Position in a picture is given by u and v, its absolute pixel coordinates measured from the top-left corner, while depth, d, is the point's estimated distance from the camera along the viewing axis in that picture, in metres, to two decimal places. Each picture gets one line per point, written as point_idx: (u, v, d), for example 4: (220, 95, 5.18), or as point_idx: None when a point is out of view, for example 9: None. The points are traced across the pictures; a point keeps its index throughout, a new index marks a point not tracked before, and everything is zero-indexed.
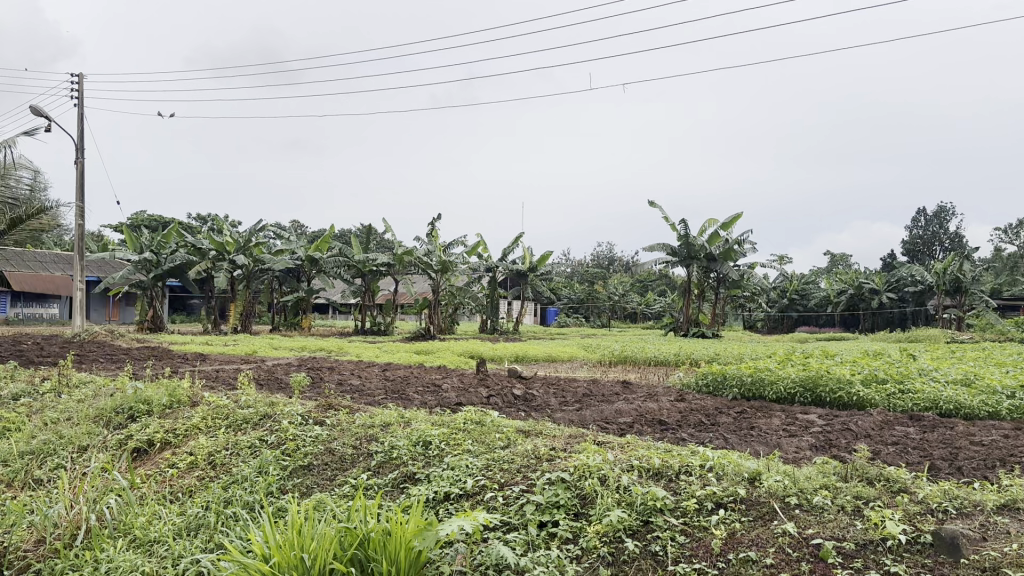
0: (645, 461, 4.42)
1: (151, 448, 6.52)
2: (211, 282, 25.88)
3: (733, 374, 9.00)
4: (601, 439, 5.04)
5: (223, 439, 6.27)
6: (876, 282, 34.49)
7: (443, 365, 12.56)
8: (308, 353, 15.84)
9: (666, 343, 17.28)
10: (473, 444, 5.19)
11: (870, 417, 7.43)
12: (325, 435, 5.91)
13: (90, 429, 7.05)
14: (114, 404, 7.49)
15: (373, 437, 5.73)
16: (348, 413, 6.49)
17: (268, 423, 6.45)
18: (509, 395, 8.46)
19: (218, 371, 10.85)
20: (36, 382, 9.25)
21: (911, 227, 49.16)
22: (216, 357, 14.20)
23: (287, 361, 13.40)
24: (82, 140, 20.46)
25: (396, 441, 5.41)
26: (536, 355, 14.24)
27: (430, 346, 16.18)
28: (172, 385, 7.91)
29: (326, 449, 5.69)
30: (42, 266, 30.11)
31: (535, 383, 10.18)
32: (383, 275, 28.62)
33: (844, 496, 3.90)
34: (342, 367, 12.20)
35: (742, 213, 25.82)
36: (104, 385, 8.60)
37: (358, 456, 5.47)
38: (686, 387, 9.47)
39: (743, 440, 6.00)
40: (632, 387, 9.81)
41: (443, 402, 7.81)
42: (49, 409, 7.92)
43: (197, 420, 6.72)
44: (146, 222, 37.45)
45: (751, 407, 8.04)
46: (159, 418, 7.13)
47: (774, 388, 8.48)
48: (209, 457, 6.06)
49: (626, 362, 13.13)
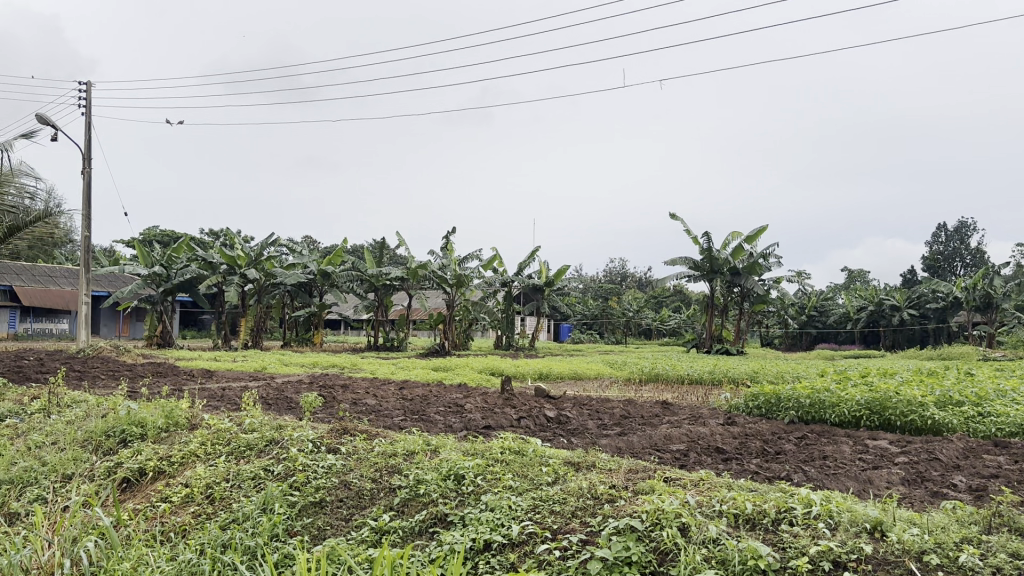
0: (736, 505, 3.61)
1: (142, 478, 5.74)
2: (222, 297, 25.20)
3: (787, 394, 8.15)
4: (670, 475, 4.20)
5: (223, 469, 5.47)
6: (897, 298, 33.47)
7: (464, 383, 11.71)
8: (320, 369, 15.07)
9: (692, 359, 16.39)
10: (515, 479, 4.37)
11: (952, 444, 6.59)
12: (339, 465, 5.11)
13: (76, 454, 6.28)
14: (105, 426, 6.71)
15: (396, 469, 4.92)
16: (365, 440, 5.66)
17: (274, 450, 5.66)
18: (541, 417, 7.64)
19: (224, 388, 10.07)
20: (25, 402, 8.48)
21: (931, 244, 48.21)
22: (223, 374, 13.44)
23: (298, 378, 12.63)
24: (89, 149, 19.87)
25: (423, 474, 4.60)
26: (560, 372, 13.40)
27: (448, 362, 15.34)
28: (169, 405, 7.11)
29: (341, 482, 4.88)
30: (51, 280, 29.49)
31: (565, 402, 9.33)
32: (396, 289, 27.81)
33: (998, 554, 3.08)
34: (358, 385, 11.38)
35: (767, 226, 24.95)
36: (97, 405, 7.82)
37: (378, 492, 4.66)
38: (735, 408, 8.61)
39: (826, 474, 5.17)
40: (673, 407, 8.98)
41: (471, 426, 6.98)
42: (35, 432, 7.13)
43: (196, 446, 5.94)
44: (157, 237, 36.91)
45: (813, 433, 7.25)
46: (154, 443, 6.33)
47: (837, 410, 7.64)
48: (206, 490, 5.26)
49: (657, 381, 12.24)
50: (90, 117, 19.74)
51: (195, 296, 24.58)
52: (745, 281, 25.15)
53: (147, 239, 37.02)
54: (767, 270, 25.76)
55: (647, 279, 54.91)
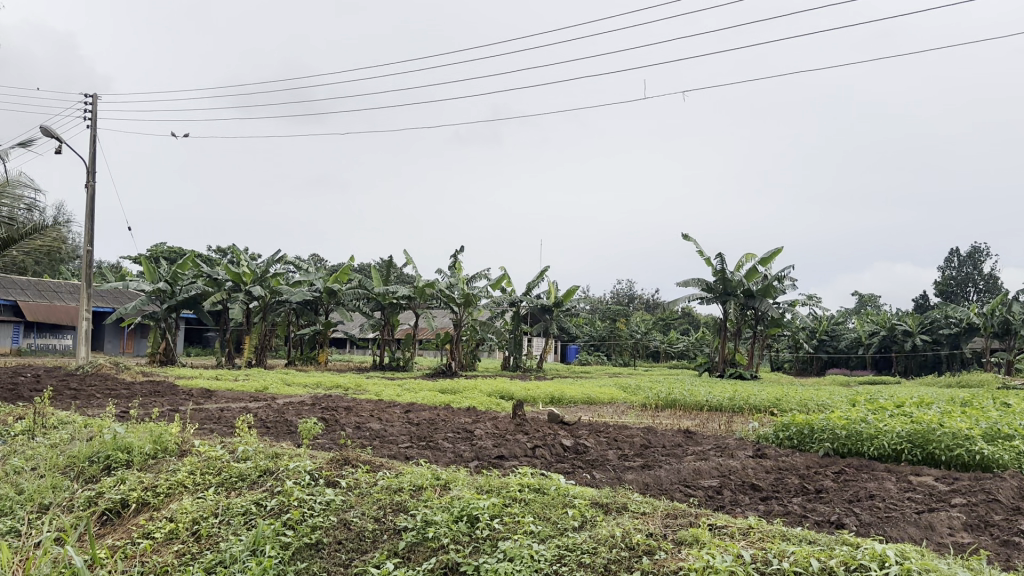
0: (798, 562, 3.11)
1: (124, 510, 5.23)
2: (226, 314, 24.76)
3: (822, 423, 7.60)
4: (716, 523, 3.68)
5: (212, 502, 4.97)
6: (909, 323, 32.84)
7: (472, 407, 11.15)
8: (324, 390, 14.56)
9: (707, 384, 15.81)
10: (536, 523, 3.84)
11: (1006, 482, 6.05)
12: (338, 501, 4.60)
13: (56, 481, 5.78)
14: (89, 451, 6.21)
15: (403, 507, 4.40)
16: (368, 472, 5.14)
17: (268, 482, 5.16)
18: (558, 446, 7.12)
19: (223, 410, 9.55)
20: (10, 422, 7.99)
21: (944, 268, 47.47)
22: (223, 394, 12.94)
23: (300, 399, 12.15)
24: (94, 162, 19.51)
25: (432, 514, 4.09)
26: (573, 396, 12.84)
27: (455, 385, 14.82)
28: (158, 429, 6.60)
29: (340, 521, 4.38)
30: (55, 295, 29.11)
31: (581, 430, 8.79)
32: (403, 308, 27.29)
33: None
34: (362, 408, 10.86)
35: (782, 248, 24.42)
36: (83, 428, 7.30)
37: (381, 534, 4.15)
38: (764, 439, 8.07)
39: (881, 518, 4.65)
40: (696, 436, 8.43)
41: (483, 456, 6.45)
42: (15, 455, 6.63)
43: (183, 475, 5.45)
44: (164, 253, 36.57)
45: (852, 468, 6.73)
46: (140, 471, 5.84)
47: (875, 444, 7.10)
48: (192, 526, 4.75)
49: (675, 407, 11.68)
50: (95, 130, 19.41)
51: (199, 313, 24.10)
52: (760, 304, 24.58)
53: (154, 256, 36.68)
54: (782, 294, 25.20)
55: (655, 301, 54.32)
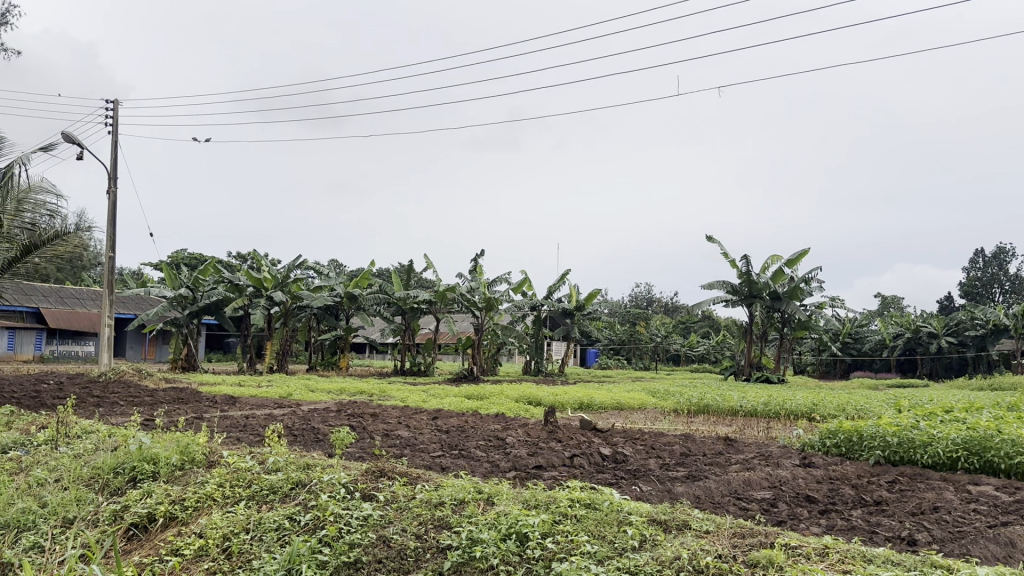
0: None
1: (152, 525, 5.01)
2: (247, 320, 24.64)
3: (871, 430, 7.27)
4: (791, 544, 3.42)
5: (244, 517, 4.74)
6: (935, 325, 32.29)
7: (500, 413, 10.88)
8: (348, 396, 14.41)
9: (736, 388, 15.46)
10: (592, 542, 3.58)
11: None
12: (376, 516, 4.35)
13: (80, 494, 5.57)
14: (114, 461, 6.01)
15: (445, 524, 4.15)
16: (405, 484, 4.90)
17: (301, 495, 4.93)
18: (595, 455, 6.85)
19: (249, 418, 9.34)
20: (32, 432, 7.83)
21: (968, 269, 46.73)
22: (247, 400, 12.74)
23: (326, 405, 11.98)
24: (116, 168, 19.46)
25: (479, 532, 3.83)
26: (602, 402, 12.54)
27: (480, 390, 14.60)
28: (183, 439, 6.38)
29: (379, 538, 4.14)
30: (77, 301, 29.16)
31: (615, 437, 8.51)
32: (424, 312, 27.06)
33: None
34: (388, 415, 10.65)
35: (809, 249, 24.01)
36: (107, 437, 7.11)
37: (424, 552, 3.91)
38: (809, 446, 7.76)
39: (956, 534, 4.34)
40: (737, 444, 8.15)
41: (519, 466, 6.20)
42: (39, 466, 6.44)
43: (212, 488, 5.22)
44: (185, 260, 36.64)
45: (906, 478, 6.42)
46: (166, 483, 5.62)
47: (930, 451, 6.77)
48: (223, 542, 4.51)
49: (708, 413, 11.35)
50: (116, 135, 19.34)
51: (221, 319, 24.01)
52: (786, 306, 24.20)
53: (175, 262, 36.73)
54: (810, 296, 24.79)
55: (675, 304, 53.96)
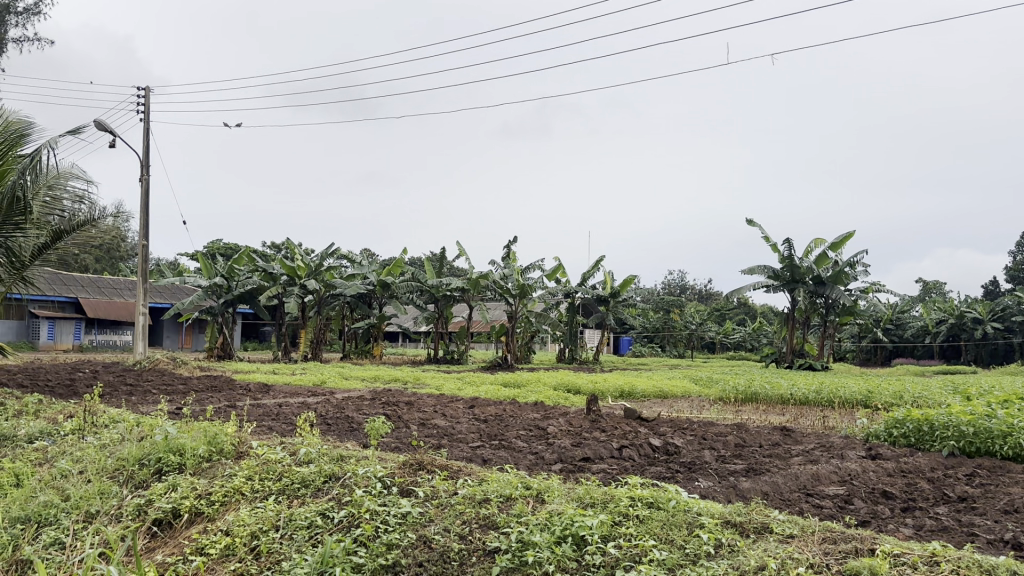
0: None
1: (176, 521, 4.68)
2: (281, 308, 24.47)
3: (944, 419, 6.73)
4: (898, 554, 2.97)
5: (273, 513, 4.39)
6: (980, 310, 31.23)
7: (539, 401, 10.48)
8: (383, 384, 14.11)
9: (782, 376, 14.87)
10: (660, 547, 3.18)
11: None
12: (416, 513, 3.98)
13: (103, 487, 5.28)
14: (139, 453, 5.72)
15: (491, 523, 3.76)
16: (446, 478, 4.52)
17: (334, 490, 4.58)
18: (646, 446, 6.43)
19: (281, 406, 9.04)
20: (59, 421, 7.59)
21: (1015, 254, 45.19)
22: (280, 388, 12.46)
23: (360, 393, 11.68)
24: (148, 156, 19.36)
25: (529, 534, 3.43)
26: (644, 390, 12.07)
27: (518, 378, 14.20)
28: (211, 429, 6.07)
29: (420, 538, 3.76)
30: (114, 291, 29.25)
31: (662, 427, 8.07)
32: (458, 300, 26.67)
33: None
34: (424, 403, 10.30)
35: (854, 232, 23.22)
36: (134, 427, 6.82)
37: (469, 555, 3.52)
38: (874, 437, 7.27)
39: None
40: (794, 434, 7.66)
41: (566, 459, 5.78)
42: (64, 457, 6.17)
43: (240, 480, 4.90)
44: (221, 250, 36.73)
45: (987, 471, 5.89)
46: (193, 476, 5.32)
47: (1013, 443, 6.23)
48: (251, 541, 4.17)
49: (756, 402, 10.84)
50: (148, 123, 19.23)
51: (255, 307, 23.87)
52: (831, 291, 23.46)
53: (210, 252, 36.83)
54: (854, 280, 24.02)
55: (709, 291, 53.14)
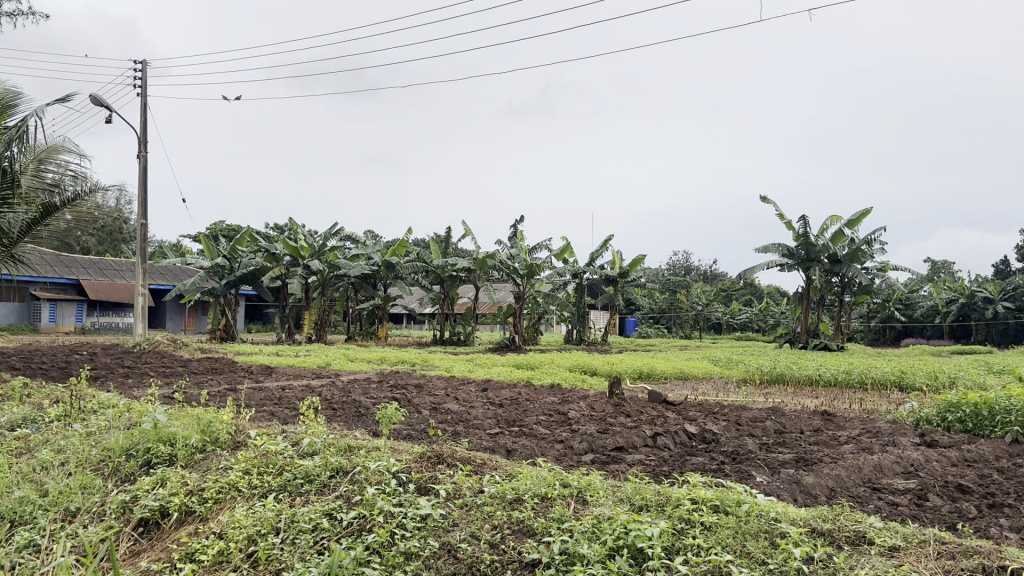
0: None
1: (164, 521, 4.15)
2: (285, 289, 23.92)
3: (1006, 403, 6.14)
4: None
5: (273, 513, 3.85)
6: (992, 289, 30.54)
7: (555, 384, 9.95)
8: (389, 366, 13.62)
9: (800, 357, 14.29)
10: (738, 562, 2.63)
11: None
12: (438, 516, 3.43)
13: (85, 482, 4.74)
14: (126, 443, 5.18)
15: (528, 529, 3.22)
16: (468, 473, 3.97)
17: (342, 486, 4.05)
18: (682, 433, 5.88)
19: (283, 390, 8.49)
20: (45, 407, 7.07)
21: None
22: (283, 371, 11.94)
23: (366, 375, 11.18)
24: (145, 132, 18.76)
25: (577, 543, 2.89)
26: (663, 371, 11.54)
27: (529, 359, 13.62)
28: (205, 416, 5.52)
29: (445, 546, 3.22)
30: (115, 272, 28.70)
31: (692, 411, 7.53)
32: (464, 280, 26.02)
33: None
34: (433, 385, 9.80)
35: (872, 209, 22.51)
36: (122, 413, 6.27)
37: (504, 567, 2.99)
38: (926, 422, 6.72)
39: None
40: (836, 419, 7.09)
41: (598, 449, 5.22)
42: (45, 447, 5.62)
43: (236, 474, 4.37)
44: (224, 231, 36.18)
45: None
46: (185, 468, 4.79)
47: None
48: (247, 546, 3.63)
49: (784, 384, 10.29)
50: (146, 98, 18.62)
51: (258, 289, 23.33)
52: (847, 268, 22.80)
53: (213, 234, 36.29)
54: (871, 258, 23.33)
55: (712, 270, 52.70)
